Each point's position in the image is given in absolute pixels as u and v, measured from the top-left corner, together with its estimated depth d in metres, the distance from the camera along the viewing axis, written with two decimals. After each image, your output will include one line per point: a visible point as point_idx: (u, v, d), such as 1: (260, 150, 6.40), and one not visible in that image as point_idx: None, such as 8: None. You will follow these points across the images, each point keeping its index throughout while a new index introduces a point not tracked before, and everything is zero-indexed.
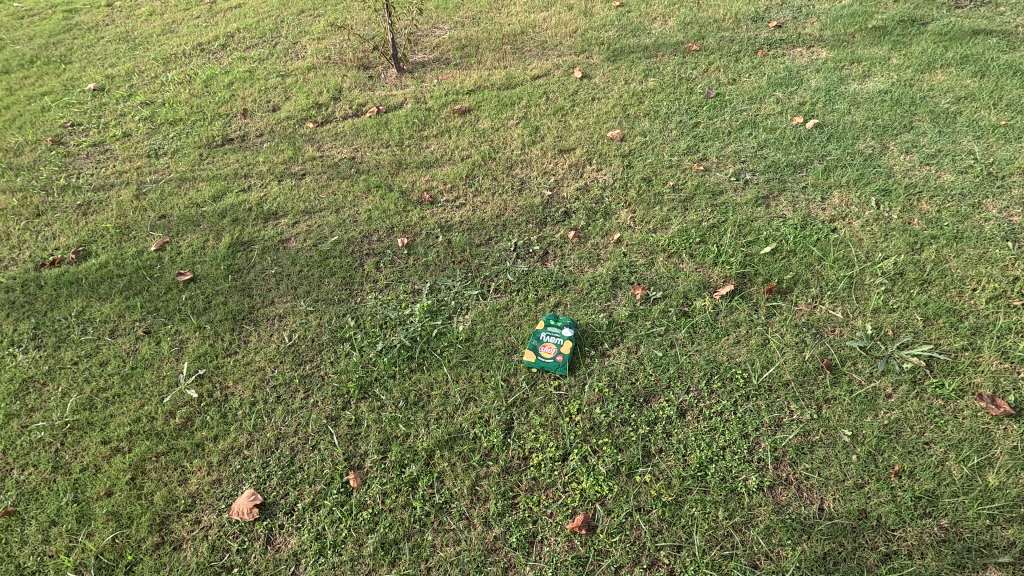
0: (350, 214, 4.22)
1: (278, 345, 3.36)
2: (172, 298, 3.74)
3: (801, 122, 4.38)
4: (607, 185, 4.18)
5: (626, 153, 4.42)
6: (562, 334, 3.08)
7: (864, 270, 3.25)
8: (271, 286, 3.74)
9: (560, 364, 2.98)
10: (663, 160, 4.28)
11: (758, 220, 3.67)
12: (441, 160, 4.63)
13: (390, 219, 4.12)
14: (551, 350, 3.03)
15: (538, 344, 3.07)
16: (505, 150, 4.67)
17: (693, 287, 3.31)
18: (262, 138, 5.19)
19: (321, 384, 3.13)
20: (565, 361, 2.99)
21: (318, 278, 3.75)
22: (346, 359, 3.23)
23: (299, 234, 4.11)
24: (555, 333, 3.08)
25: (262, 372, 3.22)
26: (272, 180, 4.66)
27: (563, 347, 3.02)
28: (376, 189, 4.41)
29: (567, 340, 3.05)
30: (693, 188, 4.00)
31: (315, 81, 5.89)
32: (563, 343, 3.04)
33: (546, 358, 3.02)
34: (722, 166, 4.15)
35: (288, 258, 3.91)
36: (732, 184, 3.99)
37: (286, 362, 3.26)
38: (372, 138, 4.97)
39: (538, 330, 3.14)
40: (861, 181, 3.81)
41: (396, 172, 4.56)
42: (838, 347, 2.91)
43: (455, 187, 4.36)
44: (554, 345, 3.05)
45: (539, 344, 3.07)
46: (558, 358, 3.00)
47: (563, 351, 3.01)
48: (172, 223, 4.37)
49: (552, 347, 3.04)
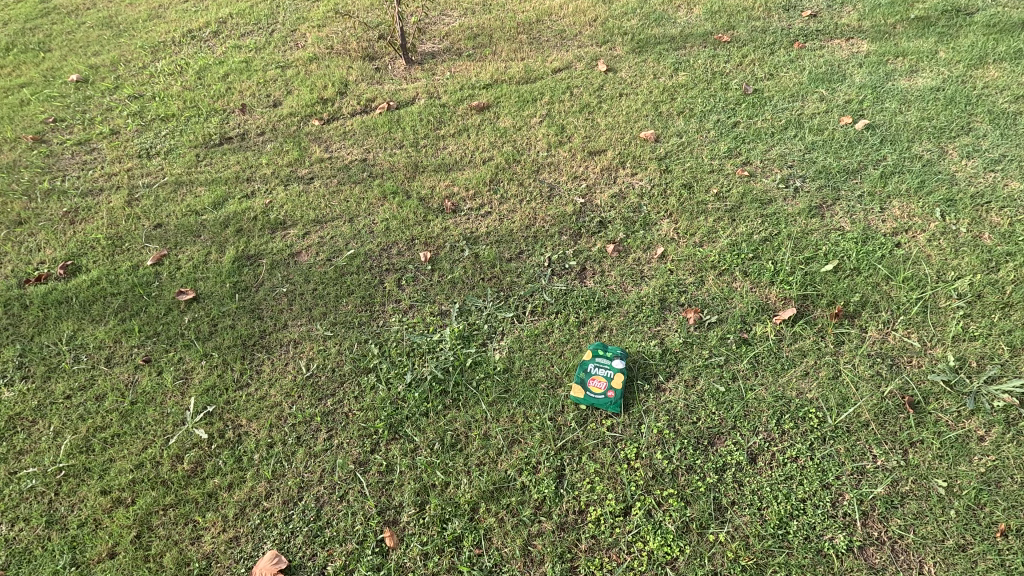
0: (366, 224, 3.88)
1: (295, 376, 3.05)
2: (173, 321, 3.41)
3: (849, 122, 4.08)
4: (644, 191, 3.87)
5: (661, 155, 4.10)
6: (613, 366, 2.80)
7: (937, 290, 2.98)
8: (284, 307, 3.41)
9: (611, 401, 2.71)
10: (704, 164, 3.97)
11: (814, 233, 3.38)
12: (460, 162, 4.29)
13: (410, 230, 3.78)
14: (601, 384, 2.76)
15: (585, 377, 2.80)
16: (530, 151, 4.33)
17: (751, 310, 3.04)
18: (264, 137, 4.81)
19: (346, 423, 2.82)
20: (617, 398, 2.71)
21: (335, 298, 3.43)
22: (371, 393, 2.92)
23: (310, 247, 3.77)
24: (604, 365, 2.81)
25: (279, 409, 2.91)
26: (278, 185, 4.29)
27: (615, 382, 2.74)
28: (393, 195, 4.06)
29: (618, 373, 2.78)
30: (740, 196, 3.69)
31: (318, 73, 5.49)
32: (614, 377, 2.76)
33: (596, 394, 2.74)
34: (769, 172, 3.85)
35: (300, 275, 3.58)
36: (781, 191, 3.69)
37: (305, 397, 2.95)
38: (384, 137, 4.61)
39: (583, 361, 2.87)
40: (923, 190, 3.53)
41: (413, 176, 4.21)
42: (919, 380, 2.65)
43: (479, 193, 4.02)
44: (603, 379, 2.77)
45: (587, 378, 2.80)
46: (609, 394, 2.72)
47: (615, 386, 2.74)
48: (169, 234, 4.01)
49: (602, 381, 2.76)
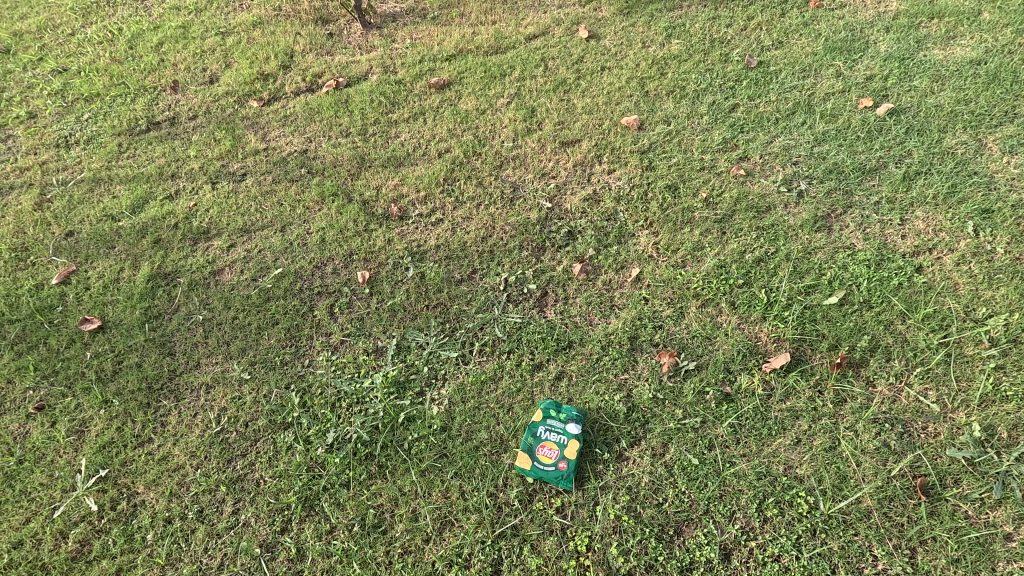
0: (299, 234, 3.37)
1: (203, 431, 2.64)
2: (73, 357, 2.97)
3: (869, 105, 3.43)
4: (621, 193, 3.30)
5: (644, 147, 3.50)
6: (567, 432, 2.36)
7: (963, 333, 2.46)
8: (199, 341, 2.97)
9: (562, 474, 2.28)
10: (693, 160, 3.38)
11: (819, 252, 2.84)
12: (412, 156, 3.71)
13: (348, 243, 3.28)
14: (552, 453, 2.32)
15: (534, 444, 2.36)
16: (493, 141, 3.73)
17: (736, 355, 2.54)
18: (195, 121, 4.22)
19: (255, 494, 2.43)
20: (570, 472, 2.28)
21: (257, 330, 2.97)
22: (287, 456, 2.51)
23: (235, 263, 3.28)
24: (557, 431, 2.36)
25: (182, 473, 2.52)
26: (205, 183, 3.76)
27: (568, 453, 2.31)
28: (332, 197, 3.52)
29: (572, 441, 2.33)
30: (733, 202, 3.12)
31: (262, 41, 4.82)
32: (567, 445, 2.32)
33: (544, 465, 2.31)
34: (769, 170, 3.26)
35: (220, 300, 3.12)
36: (782, 196, 3.11)
37: (213, 458, 2.55)
38: (329, 123, 4.01)
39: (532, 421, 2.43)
40: (953, 196, 2.94)
41: (357, 173, 3.66)
42: (935, 456, 2.18)
43: (430, 195, 3.48)
44: (555, 447, 2.33)
45: (537, 445, 2.36)
46: (560, 466, 2.30)
47: (567, 456, 2.31)
48: (80, 244, 3.52)
49: (553, 449, 2.33)
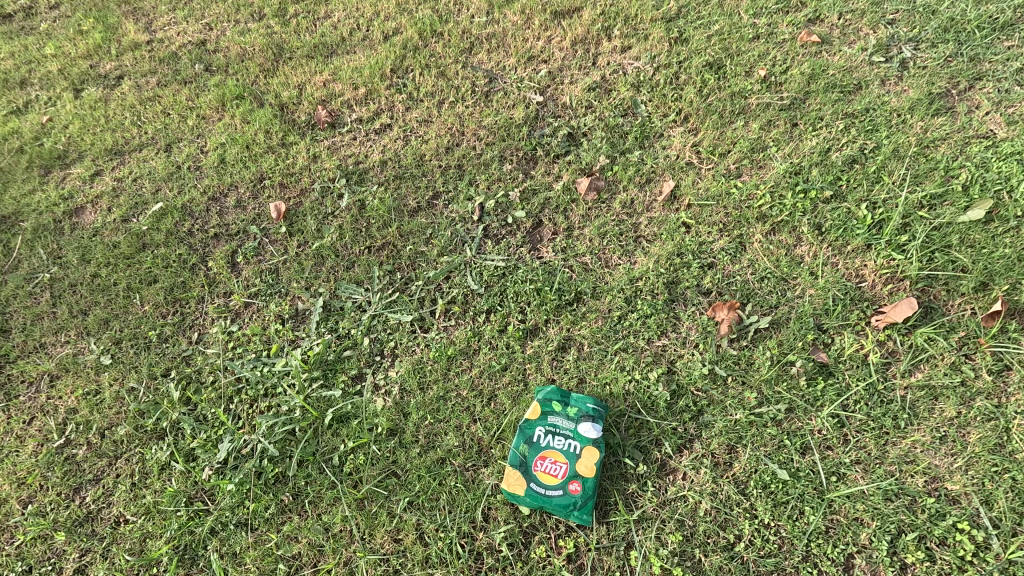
0: (190, 154, 2.39)
1: (41, 446, 1.78)
2: None
3: None
4: (641, 78, 2.32)
5: (671, 13, 2.47)
6: (579, 435, 1.52)
7: None
8: (44, 311, 2.06)
9: (574, 502, 1.46)
10: (742, 26, 2.37)
11: (942, 146, 1.91)
12: (348, 41, 2.68)
13: (258, 164, 2.31)
14: (557, 470, 1.49)
15: (529, 456, 1.52)
16: (459, 15, 2.69)
17: (832, 305, 1.68)
18: (57, 10, 3.10)
19: (113, 543, 1.61)
20: (589, 497, 1.47)
21: (126, 292, 2.06)
22: (161, 482, 1.68)
23: (100, 198, 2.32)
24: (563, 433, 1.53)
25: (6, 512, 1.68)
26: (65, 90, 2.72)
27: (582, 469, 1.48)
28: (237, 102, 2.52)
29: (588, 448, 1.50)
30: (805, 81, 2.16)
31: None
32: (580, 456, 1.50)
33: (546, 488, 1.48)
34: (853, 34, 2.26)
35: (77, 252, 2.18)
36: (876, 69, 2.14)
37: (52, 488, 1.71)
38: (234, 3, 2.92)
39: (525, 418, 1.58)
40: None
41: (272, 68, 2.63)
42: None
43: (373, 93, 2.48)
44: (561, 459, 1.50)
45: (533, 457, 1.52)
46: (571, 488, 1.47)
47: (581, 474, 1.48)
48: None
49: (560, 462, 1.50)
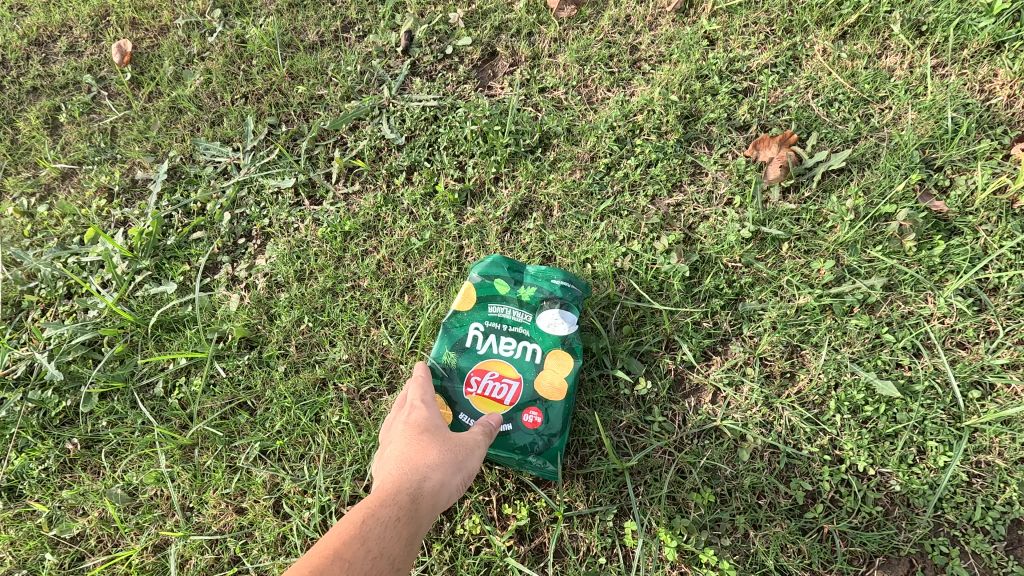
0: None
1: None
2: None
3: None
4: None
5: None
6: (539, 333, 0.90)
7: None
8: None
9: (532, 445, 0.85)
10: None
11: None
12: None
13: None
14: (502, 390, 0.87)
15: (457, 373, 0.88)
16: None
17: (948, 131, 1.04)
18: None
19: None
20: (557, 435, 0.86)
21: None
22: None
23: None
24: (513, 332, 0.90)
25: None
26: None
27: (544, 387, 0.87)
28: None
29: (554, 354, 0.89)
30: None
31: None
32: (541, 366, 0.88)
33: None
34: None
35: None
36: None
37: None
38: None
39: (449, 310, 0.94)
40: None
41: None
42: None
43: None
44: (510, 375, 0.88)
45: (463, 374, 0.88)
46: (525, 421, 0.86)
47: (544, 397, 0.87)
48: None
49: (508, 379, 0.88)
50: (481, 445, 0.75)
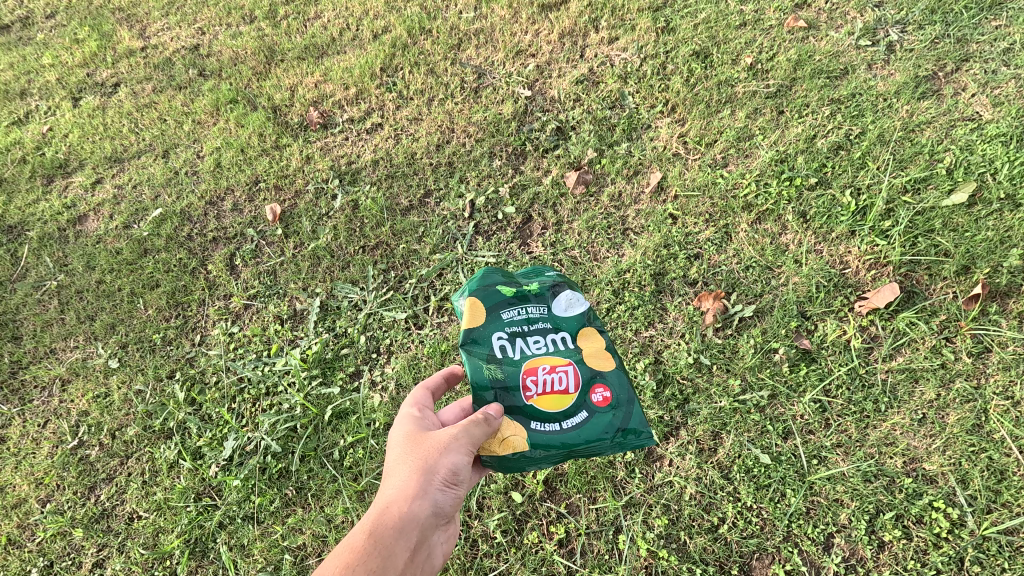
0: (187, 160, 2.44)
1: (57, 447, 1.87)
2: None
3: None
4: (629, 70, 2.34)
5: (659, 2, 2.49)
6: (566, 329, 1.25)
7: None
8: (52, 318, 2.14)
9: (610, 412, 1.17)
10: (728, 13, 2.39)
11: (926, 132, 1.92)
12: (338, 42, 2.71)
13: (252, 167, 2.36)
14: (564, 378, 1.19)
15: (522, 380, 1.18)
16: (448, 11, 2.70)
17: (815, 291, 1.70)
18: (53, 19, 3.17)
19: (125, 537, 1.70)
20: (613, 396, 1.18)
21: (129, 298, 2.13)
22: (169, 480, 1.75)
23: (101, 206, 2.39)
24: (545, 332, 1.24)
25: (24, 510, 1.77)
26: (64, 101, 2.78)
27: (597, 364, 1.21)
28: (231, 106, 2.57)
29: (583, 332, 1.25)
30: (792, 68, 2.17)
31: None
32: (582, 348, 1.23)
33: (560, 411, 1.16)
34: (839, 17, 2.27)
35: (81, 258, 2.25)
36: (863, 53, 2.15)
37: (67, 487, 1.80)
38: (227, 8, 2.98)
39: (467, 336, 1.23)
40: None
41: (265, 72, 2.68)
42: None
43: (366, 95, 2.50)
44: (559, 367, 1.20)
45: (527, 380, 1.18)
46: (600, 400, 1.18)
47: (593, 375, 1.20)
48: None
49: (559, 370, 1.19)
50: (449, 452, 1.09)
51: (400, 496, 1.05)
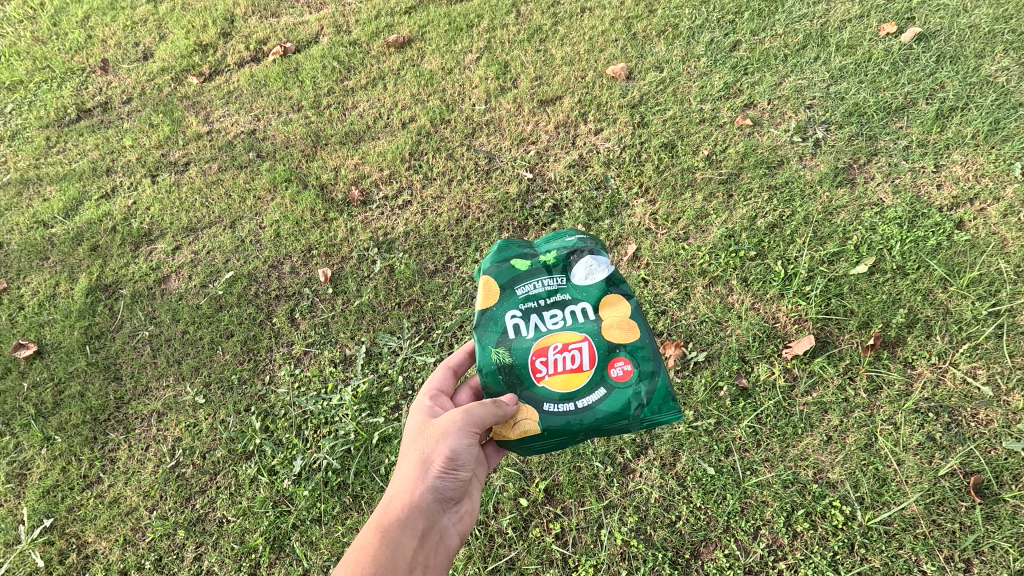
0: (251, 230, 2.99)
1: (158, 466, 2.36)
2: (10, 390, 2.66)
3: (891, 32, 2.96)
4: (611, 157, 2.90)
5: (635, 100, 3.07)
6: (582, 309, 1.62)
7: (1017, 301, 2.11)
8: (146, 361, 2.65)
9: (629, 386, 1.54)
10: (691, 111, 2.96)
11: (841, 214, 2.45)
12: (373, 129, 3.28)
13: (306, 236, 2.90)
14: (581, 354, 1.57)
15: (545, 356, 1.57)
16: (463, 104, 3.28)
17: (752, 341, 2.22)
18: (129, 105, 3.77)
19: (218, 536, 2.17)
20: (629, 371, 1.56)
21: (209, 345, 2.64)
22: (251, 491, 2.24)
23: (181, 268, 2.92)
24: (563, 312, 1.62)
25: (136, 516, 2.26)
26: (145, 177, 3.34)
27: (615, 334, 1.59)
28: (286, 184, 3.12)
29: (596, 310, 1.62)
30: (740, 159, 2.72)
31: (198, 8, 4.29)
32: (601, 320, 1.61)
33: (582, 385, 1.54)
34: (778, 116, 2.84)
35: (168, 312, 2.78)
36: (796, 147, 2.71)
37: (169, 498, 2.28)
38: (278, 98, 3.57)
39: (489, 314, 1.63)
40: (997, 135, 2.51)
41: (313, 154, 3.24)
42: (988, 449, 1.89)
43: (397, 175, 3.06)
44: (574, 345, 1.58)
45: (549, 356, 1.57)
46: (619, 373, 1.55)
47: (610, 352, 1.57)
48: (10, 258, 3.14)
49: (576, 347, 1.58)
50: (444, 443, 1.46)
51: (410, 485, 1.44)
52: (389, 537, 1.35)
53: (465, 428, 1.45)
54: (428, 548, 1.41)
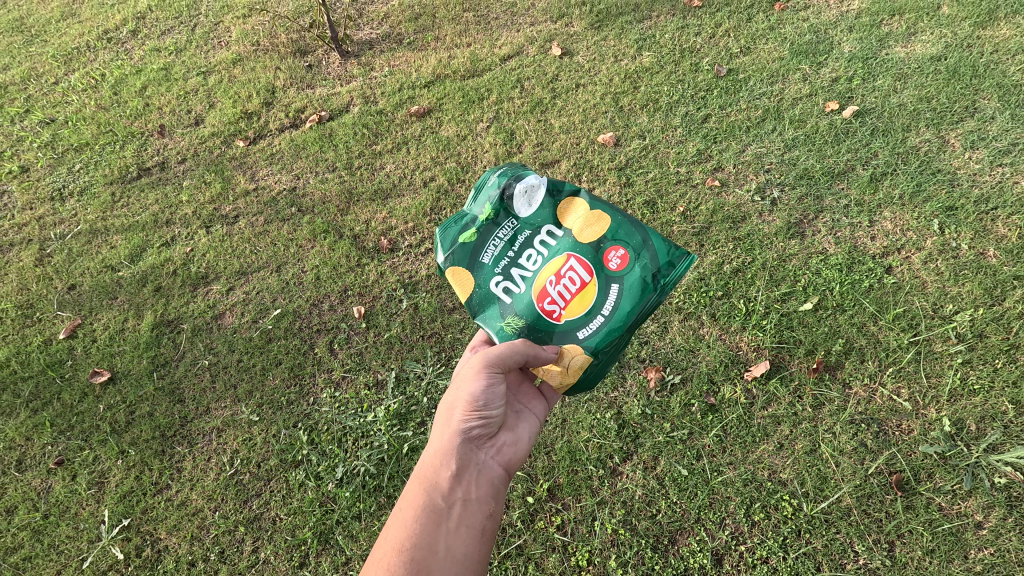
0: (295, 274, 3.49)
1: (219, 474, 2.78)
2: (87, 411, 3.09)
3: (835, 109, 3.54)
4: None
5: (622, 164, 3.62)
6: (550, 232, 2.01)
7: (933, 332, 2.58)
8: (206, 386, 3.10)
9: (628, 263, 1.97)
10: (669, 173, 3.50)
11: (792, 261, 2.95)
12: (398, 187, 3.83)
13: (342, 279, 3.40)
14: (574, 272, 1.96)
15: (557, 294, 1.96)
16: (476, 166, 3.84)
17: (719, 366, 2.66)
18: (184, 164, 4.34)
19: (272, 531, 2.58)
20: (619, 252, 1.98)
21: (261, 371, 3.09)
22: (300, 493, 2.65)
23: (234, 306, 3.40)
24: (537, 250, 1.99)
25: (201, 516, 2.67)
26: (200, 228, 3.87)
27: (589, 234, 2.00)
28: (324, 235, 3.64)
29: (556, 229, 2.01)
30: (710, 214, 3.24)
31: (243, 80, 4.93)
32: (568, 232, 2.00)
33: (597, 289, 1.96)
34: (742, 178, 3.38)
35: (224, 344, 3.24)
36: (756, 205, 3.24)
37: (229, 500, 2.69)
38: (315, 159, 4.14)
39: (480, 293, 1.98)
40: (920, 196, 3.04)
41: (346, 208, 3.78)
42: (908, 452, 2.33)
43: (420, 227, 3.58)
44: (563, 269, 1.97)
45: (559, 292, 1.96)
46: (617, 263, 1.97)
47: (595, 249, 1.98)
48: (82, 297, 3.62)
49: (570, 270, 1.96)
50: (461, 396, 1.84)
51: (438, 443, 1.82)
52: (430, 489, 1.75)
53: (481, 373, 1.84)
54: (467, 478, 1.79)
